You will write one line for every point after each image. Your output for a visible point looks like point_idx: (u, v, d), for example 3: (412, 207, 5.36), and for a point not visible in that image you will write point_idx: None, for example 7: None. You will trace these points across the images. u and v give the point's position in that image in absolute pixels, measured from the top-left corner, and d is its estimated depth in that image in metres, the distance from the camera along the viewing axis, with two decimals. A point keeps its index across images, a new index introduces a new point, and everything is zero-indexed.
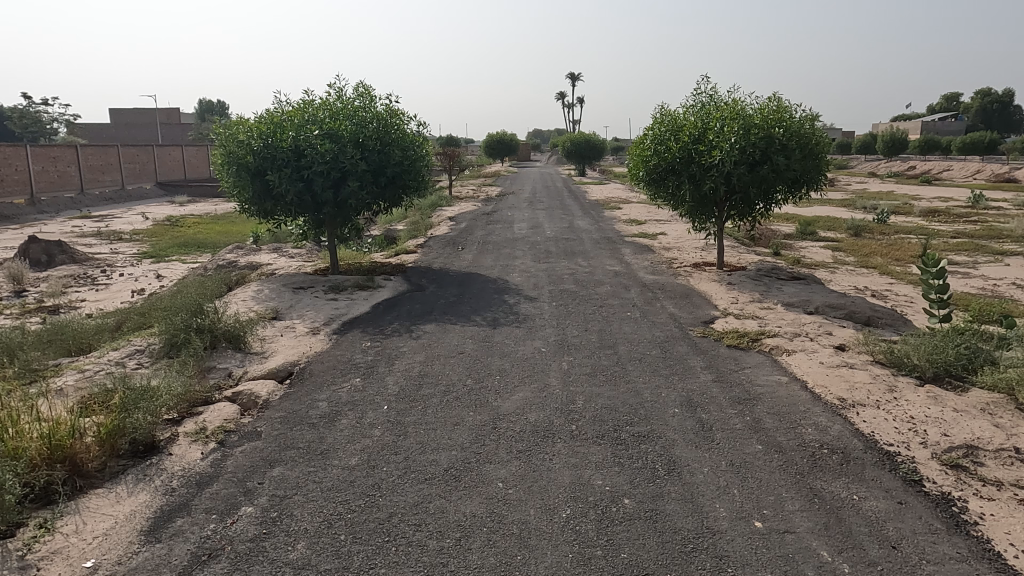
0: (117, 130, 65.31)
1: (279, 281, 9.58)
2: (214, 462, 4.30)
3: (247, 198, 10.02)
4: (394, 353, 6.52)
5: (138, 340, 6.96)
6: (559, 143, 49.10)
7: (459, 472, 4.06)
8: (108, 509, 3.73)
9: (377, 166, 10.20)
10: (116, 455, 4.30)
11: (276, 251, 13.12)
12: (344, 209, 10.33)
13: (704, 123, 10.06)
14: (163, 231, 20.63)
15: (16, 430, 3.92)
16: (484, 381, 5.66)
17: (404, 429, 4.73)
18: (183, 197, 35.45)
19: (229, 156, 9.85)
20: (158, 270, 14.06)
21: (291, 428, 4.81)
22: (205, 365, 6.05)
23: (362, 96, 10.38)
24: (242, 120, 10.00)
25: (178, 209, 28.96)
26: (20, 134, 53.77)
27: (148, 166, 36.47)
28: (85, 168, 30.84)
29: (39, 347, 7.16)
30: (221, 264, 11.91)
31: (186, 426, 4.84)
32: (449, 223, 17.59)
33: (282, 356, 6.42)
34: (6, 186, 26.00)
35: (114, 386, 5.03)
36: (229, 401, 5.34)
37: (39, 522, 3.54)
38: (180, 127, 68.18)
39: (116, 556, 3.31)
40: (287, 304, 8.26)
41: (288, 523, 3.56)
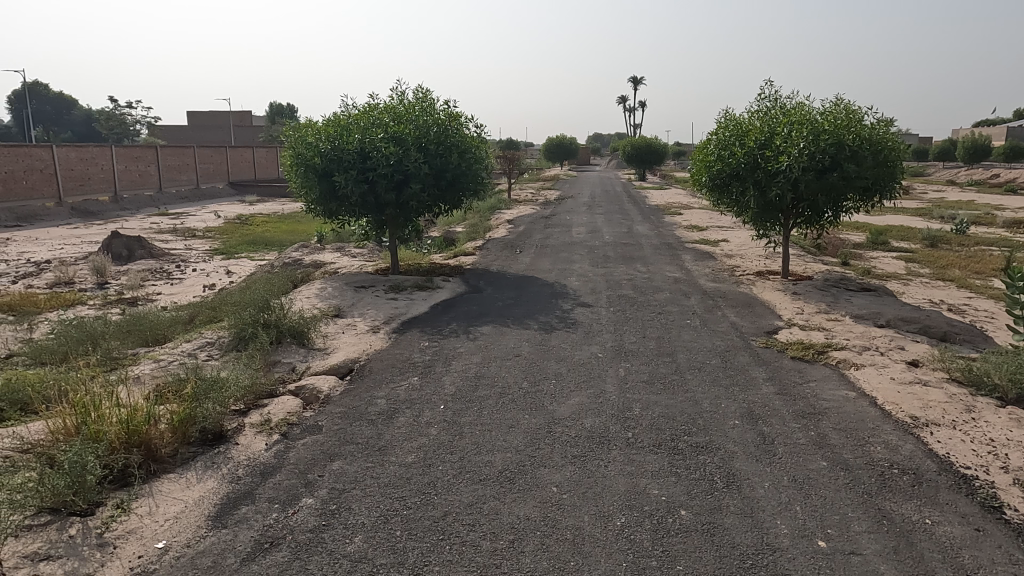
0: (194, 131, 68.43)
1: (342, 279, 9.81)
2: (278, 453, 4.45)
3: (313, 199, 10.34)
4: (451, 354, 6.59)
5: (210, 332, 7.27)
6: (621, 146, 48.59)
7: (514, 474, 4.08)
8: (179, 493, 3.91)
9: (438, 169, 10.34)
10: (187, 442, 4.50)
11: (340, 251, 13.49)
12: (405, 210, 10.51)
13: (771, 128, 9.81)
14: (234, 229, 21.47)
15: (99, 414, 4.18)
16: (540, 385, 5.66)
17: (460, 429, 4.78)
18: (253, 196, 36.81)
19: (297, 157, 10.18)
20: (228, 267, 14.66)
21: (351, 423, 4.93)
22: (271, 359, 6.28)
23: (425, 100, 10.58)
24: (311, 122, 10.34)
25: (249, 208, 30.13)
26: (107, 135, 57.11)
27: (221, 167, 37.99)
28: (163, 168, 32.43)
29: (118, 336, 7.55)
30: (287, 262, 12.32)
31: (252, 417, 5.02)
32: (507, 226, 17.65)
33: (343, 353, 6.57)
34: (93, 184, 27.65)
35: (187, 376, 5.28)
36: (293, 395, 5.52)
37: (117, 503, 3.74)
38: (251, 130, 70.85)
39: (186, 539, 3.46)
40: (349, 303, 8.47)
41: (346, 516, 3.64)
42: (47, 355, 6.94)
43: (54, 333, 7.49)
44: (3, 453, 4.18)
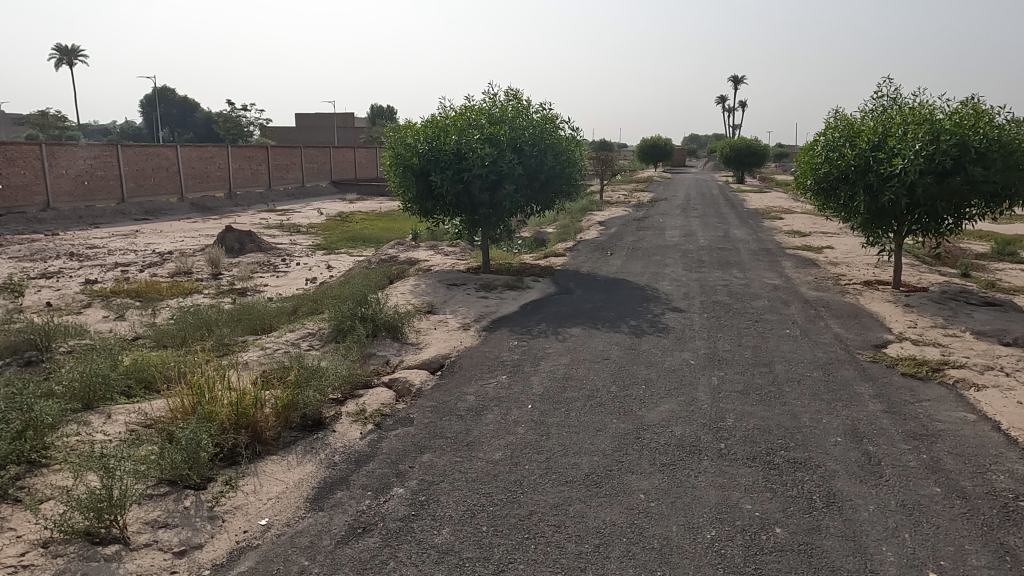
0: (301, 132, 72.16)
1: (435, 277, 10.06)
2: (372, 443, 4.62)
3: (410, 198, 10.65)
4: (539, 354, 6.61)
5: (311, 323, 7.65)
6: (719, 147, 46.98)
7: (601, 478, 4.04)
8: (281, 475, 4.14)
9: (532, 170, 10.40)
10: (289, 427, 4.75)
11: (433, 249, 13.83)
12: (499, 210, 10.63)
13: (885, 128, 9.23)
14: (335, 225, 22.47)
15: (212, 396, 4.49)
16: (629, 389, 5.58)
17: (547, 429, 4.78)
18: (353, 194, 38.40)
19: (397, 158, 10.52)
20: (329, 262, 15.35)
21: (441, 418, 5.04)
22: (367, 351, 6.53)
23: (521, 102, 10.65)
24: (411, 124, 10.67)
25: (349, 206, 31.45)
26: (225, 136, 61.26)
27: (325, 166, 39.87)
28: (273, 167, 34.41)
29: (229, 324, 8.09)
30: (383, 258, 12.76)
31: (349, 406, 5.24)
32: (598, 228, 17.51)
33: (435, 348, 6.73)
34: (211, 181, 29.73)
35: (291, 364, 5.57)
36: (386, 387, 5.71)
37: (226, 479, 4.00)
38: (353, 131, 73.90)
39: (286, 518, 3.67)
40: (442, 300, 8.68)
41: (435, 508, 3.73)
42: (168, 339, 7.53)
43: (174, 319, 8.13)
44: (130, 427, 4.58)
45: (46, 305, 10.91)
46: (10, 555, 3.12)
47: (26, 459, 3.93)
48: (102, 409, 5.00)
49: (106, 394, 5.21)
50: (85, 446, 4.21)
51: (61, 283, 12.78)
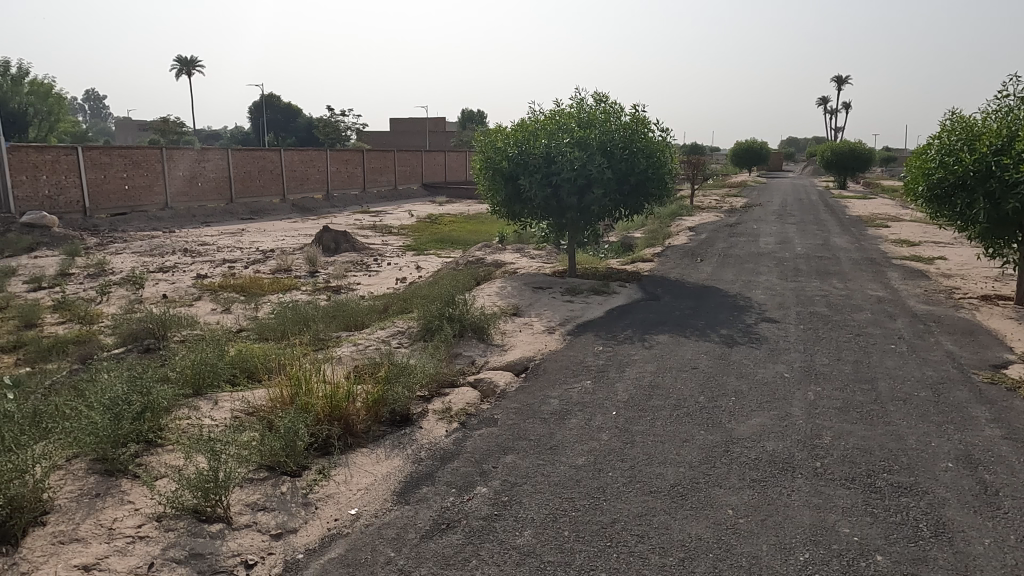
0: (394, 136, 74.54)
1: (521, 279, 10.13)
2: (457, 441, 4.71)
3: (499, 201, 10.80)
4: (625, 360, 6.52)
5: (401, 322, 7.88)
6: (820, 149, 44.71)
7: (687, 490, 3.93)
8: (370, 467, 4.28)
9: (622, 174, 10.28)
10: (378, 421, 4.91)
11: (520, 252, 13.94)
12: (587, 214, 10.58)
13: (1011, 131, 8.51)
14: (425, 227, 23.06)
15: (309, 388, 4.71)
16: (718, 400, 5.41)
17: (632, 437, 4.71)
18: (443, 197, 39.27)
19: (487, 162, 10.69)
20: (418, 262, 15.77)
21: (525, 420, 5.07)
22: (454, 350, 6.66)
23: (612, 105, 10.54)
24: (501, 128, 10.79)
25: (439, 208, 32.19)
26: (324, 141, 64.21)
27: (417, 170, 40.99)
28: (367, 170, 35.72)
29: (324, 320, 8.46)
30: (470, 260, 12.98)
31: (435, 404, 5.36)
32: (688, 234, 17.08)
33: (520, 350, 6.77)
34: (310, 183, 31.23)
35: (381, 360, 5.76)
36: (471, 387, 5.80)
37: (319, 468, 4.18)
38: (444, 135, 75.62)
39: (375, 509, 3.80)
40: (527, 302, 8.73)
41: (517, 509, 3.75)
42: (269, 332, 7.97)
43: (274, 313, 8.58)
44: (234, 414, 4.87)
45: (163, 297, 11.81)
46: (129, 525, 3.39)
47: (143, 438, 4.25)
48: (210, 395, 5.36)
49: (213, 382, 5.57)
50: (195, 429, 4.52)
51: (176, 277, 13.79)
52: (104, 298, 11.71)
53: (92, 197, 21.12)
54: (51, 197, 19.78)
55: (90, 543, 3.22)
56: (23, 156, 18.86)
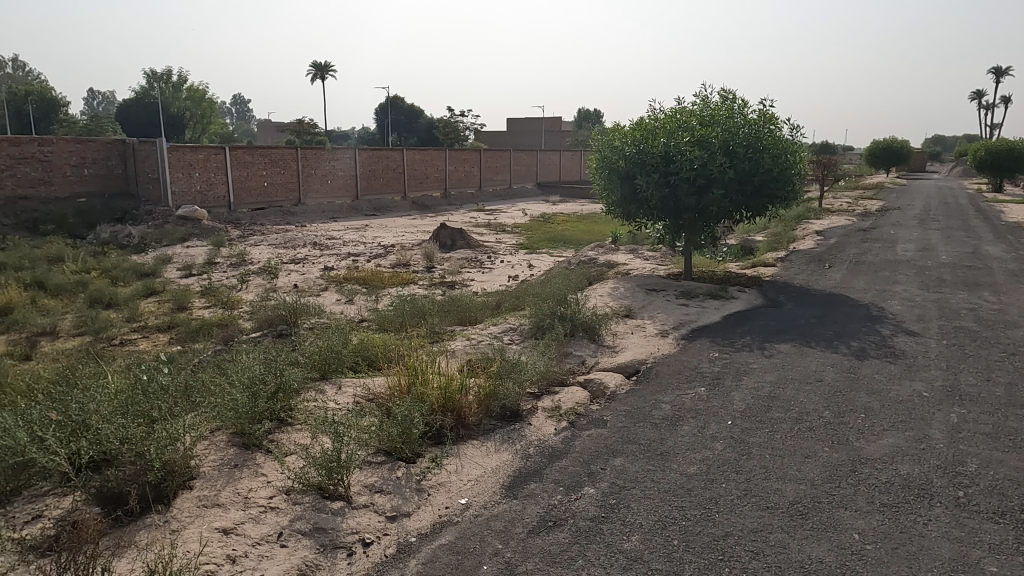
0: (511, 136, 75.66)
1: (635, 281, 9.99)
2: (565, 440, 4.72)
3: (615, 200, 10.68)
4: (743, 368, 6.26)
5: (513, 319, 8.00)
6: (975, 146, 40.60)
7: (807, 509, 3.72)
8: (481, 459, 4.39)
9: (744, 174, 9.85)
10: (489, 415, 5.01)
11: (633, 252, 13.73)
12: (705, 216, 10.24)
13: None
14: (538, 226, 23.24)
15: (425, 379, 4.90)
16: (845, 416, 5.06)
17: (748, 449, 4.51)
18: (556, 196, 39.39)
19: (604, 161, 10.60)
20: (531, 261, 15.93)
21: (635, 423, 4.99)
22: (564, 349, 6.67)
23: (736, 102, 10.14)
24: (619, 127, 10.68)
25: (552, 207, 32.32)
26: (443, 140, 66.28)
27: (532, 169, 41.38)
28: (484, 169, 36.51)
29: (439, 314, 8.75)
30: (583, 259, 12.94)
31: (545, 401, 5.40)
32: (816, 238, 16.08)
33: (631, 353, 6.67)
34: (430, 181, 32.38)
35: (493, 355, 5.87)
36: (581, 387, 5.79)
37: (432, 457, 4.34)
38: (560, 134, 75.81)
39: (484, 501, 3.89)
40: (640, 304, 8.58)
41: (625, 513, 3.70)
42: (388, 323, 8.35)
43: (394, 306, 8.99)
44: (356, 399, 5.15)
45: (294, 286, 12.69)
46: (262, 496, 3.68)
47: (276, 416, 4.59)
48: (334, 380, 5.70)
49: (337, 368, 5.91)
50: (320, 411, 4.83)
51: (306, 268, 14.77)
52: (244, 286, 12.76)
53: (236, 193, 23.04)
54: (202, 192, 21.77)
55: (229, 509, 3.52)
56: (180, 155, 20.88)
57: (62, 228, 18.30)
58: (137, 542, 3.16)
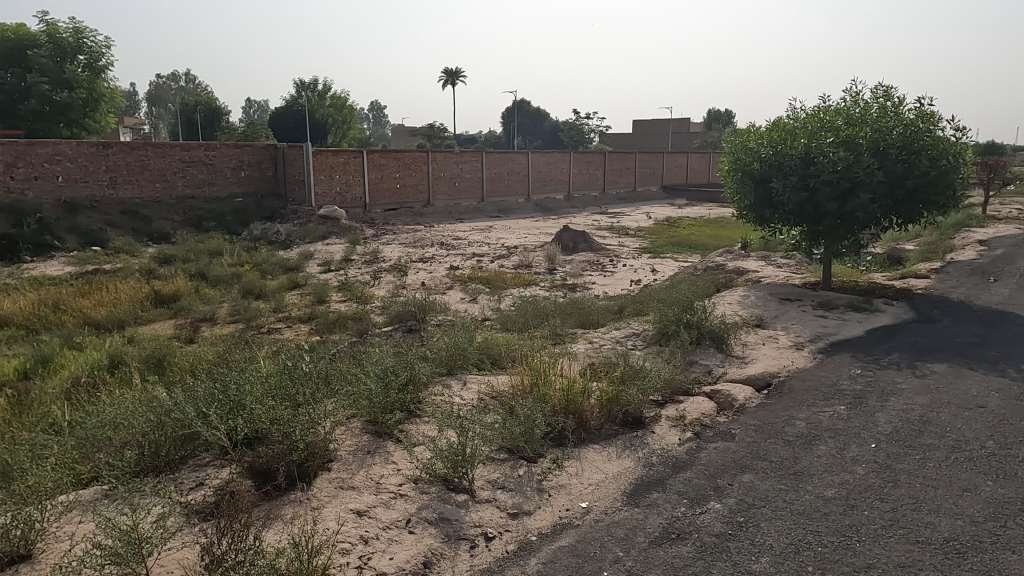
0: (636, 139, 74.49)
1: (766, 289, 9.49)
2: (690, 451, 4.58)
3: (747, 204, 10.21)
4: (889, 388, 5.76)
5: (636, 324, 7.86)
6: None
7: (966, 548, 3.36)
8: (602, 464, 4.35)
9: (896, 178, 9.09)
10: (611, 420, 4.95)
11: (765, 259, 13.07)
12: (848, 222, 9.53)
13: None
14: (663, 230, 22.69)
15: (548, 380, 4.94)
16: (1012, 448, 4.53)
17: (895, 476, 4.16)
18: (682, 199, 38.28)
19: (736, 163, 10.18)
20: (654, 265, 15.60)
21: (766, 439, 4.75)
22: (690, 358, 6.46)
23: (889, 100, 9.39)
24: (754, 128, 10.22)
25: (678, 211, 31.41)
26: (567, 143, 66.45)
27: (657, 171, 40.47)
28: (608, 171, 36.18)
29: (561, 316, 8.78)
30: (710, 265, 12.50)
31: (669, 410, 5.26)
32: (978, 248, 14.47)
33: (763, 365, 6.35)
34: (553, 184, 32.58)
35: (616, 360, 5.79)
36: (707, 397, 5.59)
37: (553, 458, 4.36)
38: (687, 136, 73.58)
39: (605, 506, 3.86)
40: (773, 314, 8.14)
41: (754, 532, 3.53)
42: (511, 323, 8.49)
43: (516, 307, 9.13)
44: (480, 396, 5.28)
45: (422, 284, 13.22)
46: (392, 482, 3.87)
47: (406, 407, 4.81)
48: (459, 376, 5.88)
49: (463, 364, 6.10)
50: (447, 405, 5.00)
51: (433, 267, 15.36)
52: (376, 282, 13.49)
53: (372, 194, 24.40)
54: (341, 193, 23.24)
55: (363, 493, 3.73)
56: (323, 158, 22.41)
57: (222, 225, 20.23)
58: (283, 516, 3.42)
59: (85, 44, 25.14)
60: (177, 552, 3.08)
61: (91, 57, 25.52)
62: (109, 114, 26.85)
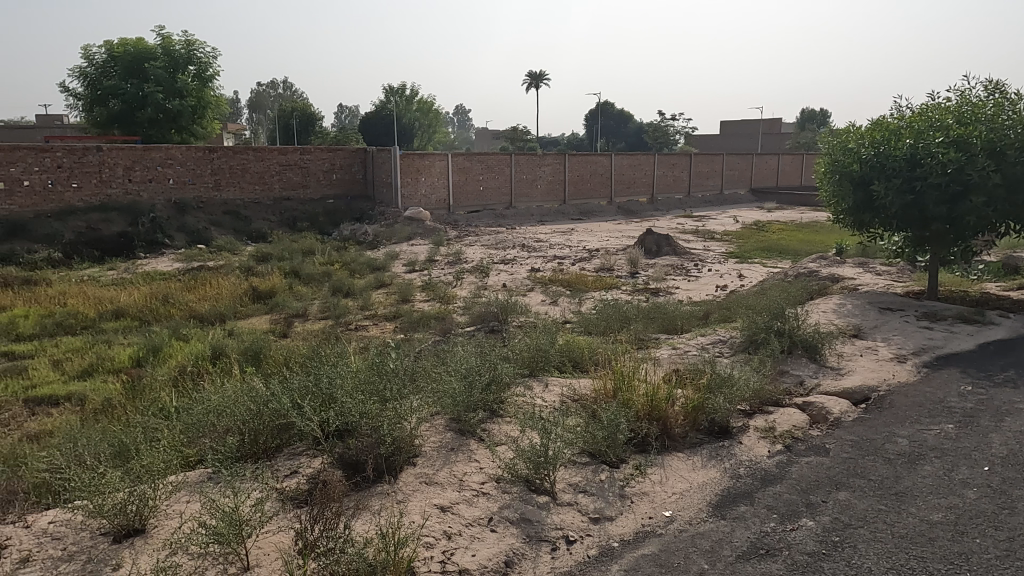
0: (724, 140, 72.33)
1: (864, 297, 8.99)
2: (781, 464, 4.40)
3: (845, 208, 9.72)
4: (1004, 407, 5.32)
5: (723, 330, 7.63)
6: None
7: None
8: (686, 473, 4.25)
9: (1015, 181, 8.40)
10: (696, 428, 4.83)
11: (863, 266, 12.39)
12: (959, 228, 8.88)
13: None
14: (751, 234, 21.90)
15: (631, 385, 4.87)
16: None
17: (1011, 503, 3.84)
18: (772, 203, 36.86)
19: (833, 165, 9.72)
20: (741, 270, 15.09)
21: (865, 456, 4.49)
22: (780, 368, 6.20)
23: (1008, 97, 8.70)
24: (854, 128, 9.72)
25: (768, 214, 30.25)
26: (652, 145, 65.35)
27: (746, 173, 39.12)
28: (694, 173, 35.33)
29: (643, 320, 8.64)
30: (802, 271, 11.97)
31: (758, 420, 5.08)
32: None
33: (860, 377, 6.02)
34: (637, 187, 32.13)
35: (703, 366, 5.63)
36: (799, 409, 5.35)
37: (636, 464, 4.29)
38: (779, 137, 70.76)
39: (689, 517, 3.77)
40: (872, 324, 7.70)
41: (850, 554, 3.35)
42: (593, 326, 8.43)
43: (598, 310, 9.05)
44: (561, 398, 5.27)
45: (503, 285, 13.36)
46: (475, 480, 3.92)
47: (489, 407, 4.87)
48: (541, 378, 5.90)
49: (544, 366, 6.11)
50: (528, 406, 5.02)
51: (515, 269, 15.48)
52: (458, 283, 13.73)
53: (456, 196, 24.87)
54: (426, 195, 23.81)
55: (446, 488, 3.80)
56: (409, 161, 23.02)
57: (314, 225, 21.16)
58: (371, 506, 3.53)
59: (194, 56, 26.97)
60: (273, 535, 3.24)
61: (200, 68, 27.34)
62: (215, 121, 28.64)
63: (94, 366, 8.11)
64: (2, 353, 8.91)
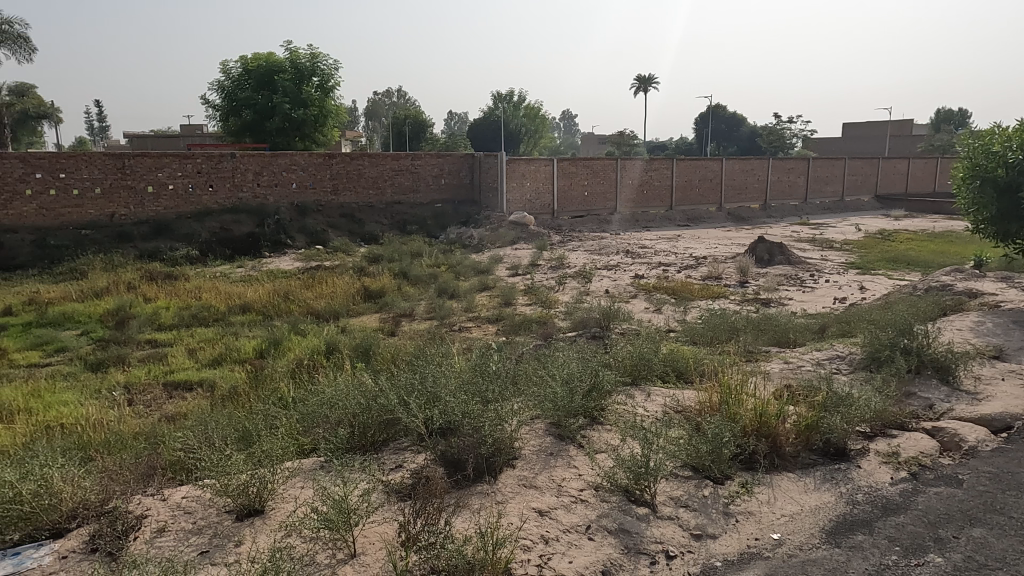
0: (846, 143, 68.04)
1: (1008, 315, 8.16)
2: (904, 493, 4.07)
3: (986, 217, 8.85)
4: None
5: (842, 346, 7.17)
6: None
7: None
8: (797, 495, 4.02)
9: None
10: (809, 448, 4.57)
11: (1006, 281, 11.25)
12: None
13: None
14: (875, 244, 20.45)
15: (739, 399, 4.67)
16: None
17: None
18: (900, 211, 34.25)
19: (974, 169, 8.89)
20: (863, 282, 14.12)
21: (1005, 490, 4.08)
22: (906, 389, 5.74)
23: None
24: (999, 129, 8.85)
25: (895, 223, 28.14)
26: (766, 149, 62.55)
27: (871, 178, 36.60)
28: (812, 178, 33.48)
29: (753, 331, 8.27)
30: (933, 285, 11.03)
31: (879, 444, 4.73)
32: None
33: (1001, 403, 5.46)
34: (748, 193, 30.85)
35: (819, 383, 5.30)
36: (927, 434, 4.92)
37: (742, 482, 4.11)
38: (909, 139, 65.66)
39: (799, 541, 3.57)
40: (1016, 345, 6.97)
41: None
42: (699, 335, 8.18)
43: (704, 319, 8.77)
44: (664, 408, 5.14)
45: (606, 292, 13.23)
46: (573, 486, 3.90)
47: (589, 413, 4.84)
48: (643, 387, 5.79)
49: (647, 375, 5.99)
50: (629, 414, 4.94)
51: (618, 275, 15.30)
52: (561, 287, 13.74)
53: (560, 201, 24.93)
54: (531, 200, 24.02)
55: (544, 493, 3.81)
56: (515, 166, 23.32)
57: (423, 228, 21.89)
58: (471, 505, 3.61)
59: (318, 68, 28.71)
60: (379, 525, 3.37)
61: (323, 78, 29.05)
62: (335, 129, 30.31)
63: (223, 356, 8.79)
64: (147, 341, 9.85)
